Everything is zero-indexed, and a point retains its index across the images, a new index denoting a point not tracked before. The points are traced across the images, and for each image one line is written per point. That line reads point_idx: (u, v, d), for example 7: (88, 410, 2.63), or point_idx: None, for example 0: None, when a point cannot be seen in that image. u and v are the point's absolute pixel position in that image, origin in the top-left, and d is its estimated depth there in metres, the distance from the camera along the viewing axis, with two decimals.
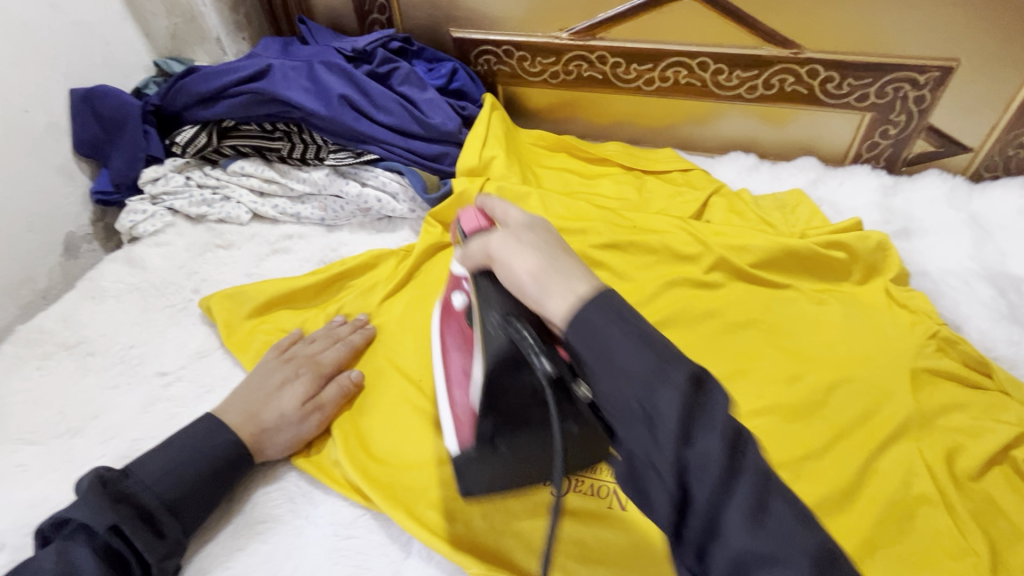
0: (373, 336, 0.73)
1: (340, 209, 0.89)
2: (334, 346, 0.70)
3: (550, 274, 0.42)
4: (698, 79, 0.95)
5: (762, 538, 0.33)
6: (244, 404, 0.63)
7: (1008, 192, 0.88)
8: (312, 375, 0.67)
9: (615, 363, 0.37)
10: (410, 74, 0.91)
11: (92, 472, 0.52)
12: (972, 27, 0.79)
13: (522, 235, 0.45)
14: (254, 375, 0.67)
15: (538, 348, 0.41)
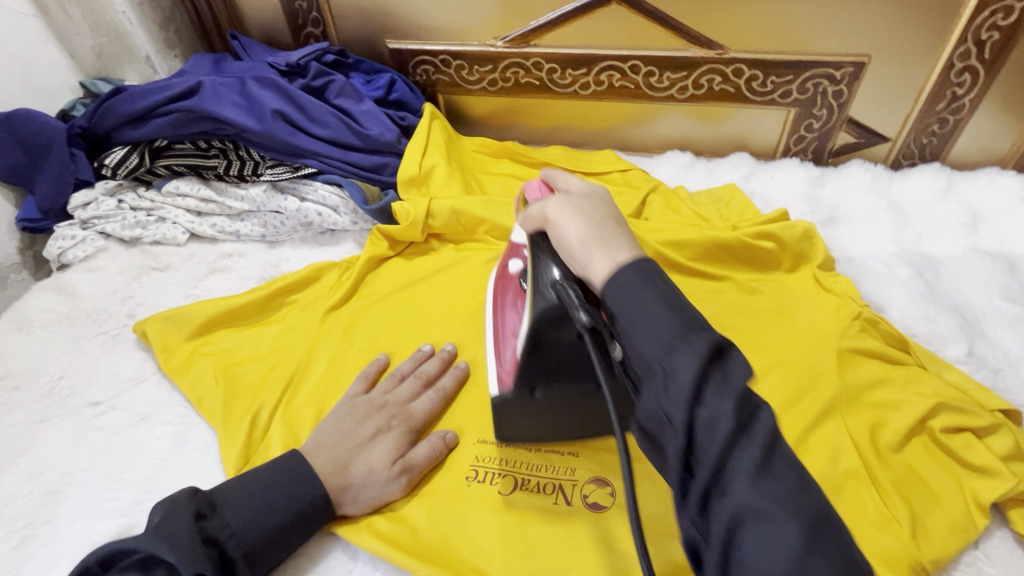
0: (463, 378, 0.68)
1: (280, 225, 0.88)
2: (426, 395, 0.65)
3: (636, 288, 0.40)
4: (631, 82, 0.97)
5: (763, 493, 0.34)
6: (332, 452, 0.59)
7: (923, 177, 0.94)
8: (404, 428, 0.62)
9: (708, 404, 0.35)
10: (346, 86, 0.91)
11: (185, 500, 0.51)
12: (878, 25, 0.84)
13: (577, 204, 0.48)
14: (335, 417, 0.62)
15: (579, 302, 0.46)
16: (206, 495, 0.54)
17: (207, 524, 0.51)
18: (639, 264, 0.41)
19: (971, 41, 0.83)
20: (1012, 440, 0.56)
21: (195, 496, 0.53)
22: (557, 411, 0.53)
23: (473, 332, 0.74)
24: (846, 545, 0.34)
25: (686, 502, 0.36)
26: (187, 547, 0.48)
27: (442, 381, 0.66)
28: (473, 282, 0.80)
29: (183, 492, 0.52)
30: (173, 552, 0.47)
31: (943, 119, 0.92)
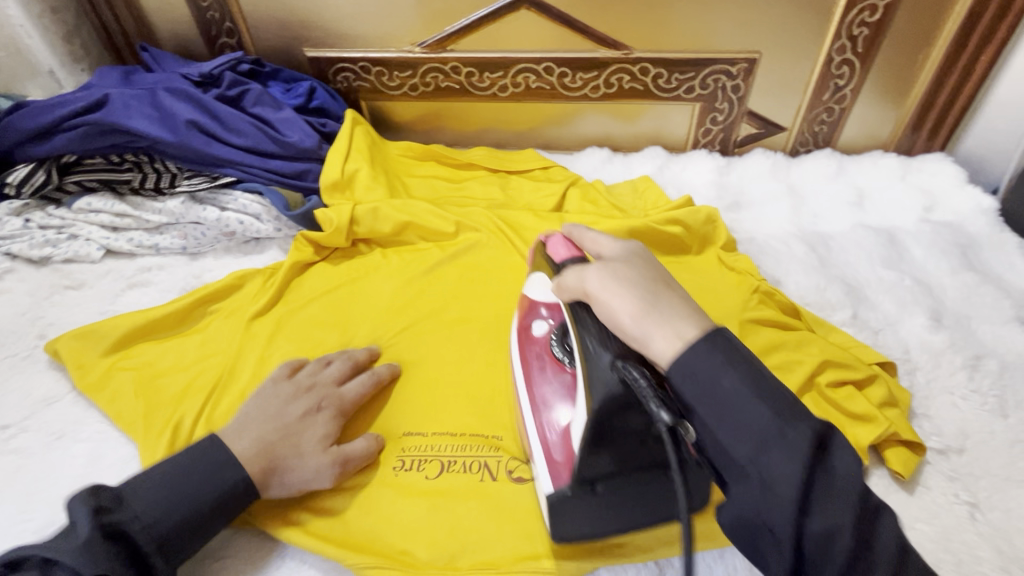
0: (397, 371, 0.70)
1: (201, 236, 0.87)
2: (358, 378, 0.67)
3: (674, 316, 0.44)
4: (547, 83, 1.02)
5: (827, 514, 0.37)
6: (258, 433, 0.58)
7: (817, 162, 1.02)
8: (332, 412, 0.62)
9: (713, 381, 0.40)
10: (263, 95, 0.91)
11: (80, 497, 0.49)
12: (764, 24, 0.92)
13: (618, 272, 0.48)
14: (262, 398, 0.62)
15: (653, 395, 0.41)
16: (109, 489, 0.51)
17: (112, 518, 0.49)
18: (713, 339, 0.42)
19: (845, 37, 0.92)
20: (885, 389, 0.63)
21: (96, 492, 0.50)
22: (566, 444, 0.52)
23: (400, 331, 0.76)
24: (854, 494, 0.38)
25: (728, 510, 0.40)
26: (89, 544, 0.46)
27: (376, 371, 0.68)
28: (401, 282, 0.82)
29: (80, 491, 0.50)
30: (77, 550, 0.46)
31: (830, 108, 1.01)
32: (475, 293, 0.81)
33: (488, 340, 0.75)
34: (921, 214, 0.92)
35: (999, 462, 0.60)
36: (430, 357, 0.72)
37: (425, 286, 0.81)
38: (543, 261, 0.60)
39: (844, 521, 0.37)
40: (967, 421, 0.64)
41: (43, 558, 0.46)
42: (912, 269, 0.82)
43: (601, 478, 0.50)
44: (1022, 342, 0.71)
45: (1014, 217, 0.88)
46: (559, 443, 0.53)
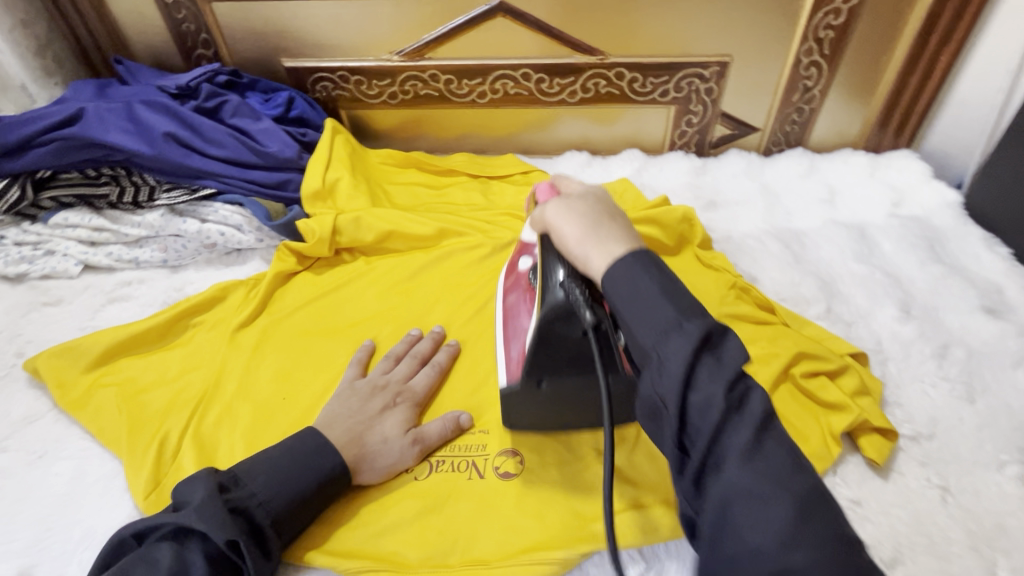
0: (457, 354, 0.73)
1: (183, 248, 0.86)
2: (423, 371, 0.70)
3: (637, 280, 0.45)
4: (525, 89, 1.03)
5: (753, 468, 0.38)
6: (347, 424, 0.61)
7: (790, 161, 1.05)
8: (409, 404, 0.66)
9: (632, 285, 0.44)
10: (241, 105, 0.91)
11: (205, 475, 0.53)
12: (734, 28, 0.94)
13: (573, 205, 0.54)
14: (342, 396, 0.65)
15: (585, 302, 0.50)
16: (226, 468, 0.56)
17: (232, 496, 0.53)
18: (639, 256, 0.46)
19: (813, 39, 0.95)
20: (858, 378, 0.65)
21: (216, 470, 0.55)
22: (521, 346, 0.60)
23: (385, 337, 0.76)
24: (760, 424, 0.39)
25: (684, 476, 0.41)
26: (210, 517, 0.50)
27: (437, 359, 0.71)
28: (390, 287, 0.82)
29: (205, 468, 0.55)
30: (195, 521, 0.49)
31: (800, 109, 1.04)
32: (462, 295, 0.81)
33: (474, 345, 0.75)
34: (889, 209, 0.95)
35: (968, 446, 0.63)
36: None
37: (409, 292, 0.82)
38: (536, 209, 0.65)
39: (787, 506, 0.36)
40: (937, 408, 0.66)
41: (168, 530, 0.50)
42: (882, 263, 0.85)
43: (547, 377, 0.57)
44: (986, 330, 0.74)
45: (977, 210, 0.92)
46: (517, 347, 0.61)
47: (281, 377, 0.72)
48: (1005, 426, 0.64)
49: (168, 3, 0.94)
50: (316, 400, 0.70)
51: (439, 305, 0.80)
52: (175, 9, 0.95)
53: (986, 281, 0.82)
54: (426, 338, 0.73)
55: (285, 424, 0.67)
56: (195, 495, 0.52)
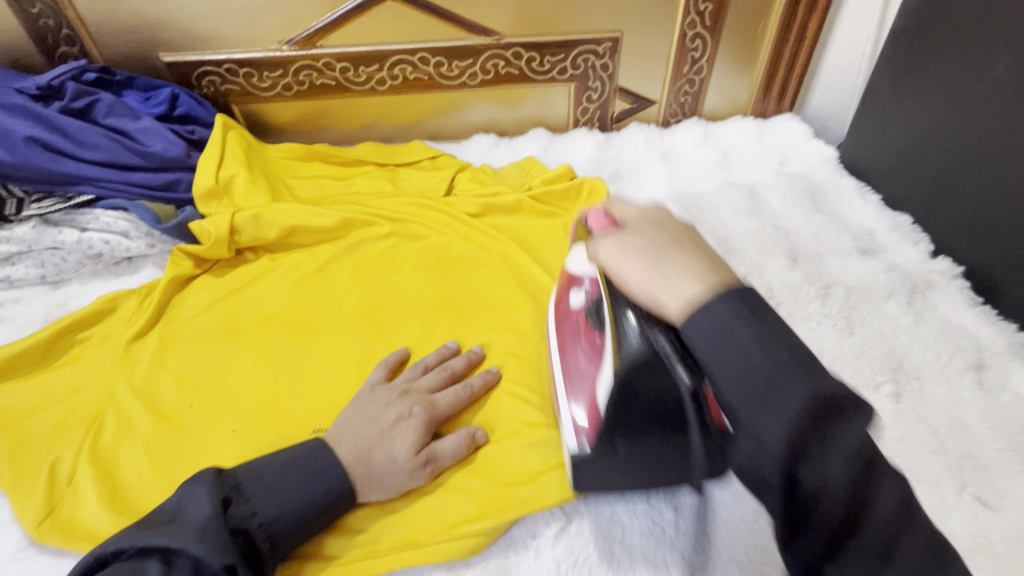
0: (494, 381, 0.67)
1: (62, 262, 0.80)
2: (451, 386, 0.65)
3: (724, 321, 0.39)
4: (424, 73, 1.02)
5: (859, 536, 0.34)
6: (356, 439, 0.58)
7: (685, 130, 1.10)
8: (427, 416, 0.61)
9: (714, 328, 0.39)
10: (116, 104, 0.84)
11: (208, 486, 0.50)
12: (622, 4, 0.97)
13: (628, 243, 0.48)
14: (359, 404, 0.61)
15: (676, 356, 0.43)
16: (229, 479, 0.52)
17: (233, 512, 0.50)
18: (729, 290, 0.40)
19: (694, 12, 0.99)
20: None
21: (220, 480, 0.51)
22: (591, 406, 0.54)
23: (296, 332, 0.74)
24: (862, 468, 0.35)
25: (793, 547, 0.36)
26: (214, 537, 0.46)
27: (470, 381, 0.66)
28: (314, 283, 0.80)
29: (208, 473, 0.51)
30: (199, 544, 0.45)
31: (691, 80, 1.09)
32: (378, 284, 0.80)
33: (390, 322, 0.76)
34: (776, 168, 1.03)
35: (850, 373, 0.69)
36: (335, 350, 0.72)
37: (318, 285, 0.79)
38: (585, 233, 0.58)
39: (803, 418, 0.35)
40: (822, 342, 0.72)
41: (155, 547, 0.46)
42: (771, 218, 0.91)
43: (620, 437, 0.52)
44: (862, 269, 0.81)
45: (851, 162, 1.00)
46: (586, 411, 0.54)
47: (184, 384, 0.68)
48: (879, 350, 0.71)
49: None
50: (225, 403, 0.66)
51: (351, 295, 0.78)
52: (29, 3, 0.87)
53: (861, 226, 0.90)
54: (462, 355, 0.69)
55: (192, 430, 0.64)
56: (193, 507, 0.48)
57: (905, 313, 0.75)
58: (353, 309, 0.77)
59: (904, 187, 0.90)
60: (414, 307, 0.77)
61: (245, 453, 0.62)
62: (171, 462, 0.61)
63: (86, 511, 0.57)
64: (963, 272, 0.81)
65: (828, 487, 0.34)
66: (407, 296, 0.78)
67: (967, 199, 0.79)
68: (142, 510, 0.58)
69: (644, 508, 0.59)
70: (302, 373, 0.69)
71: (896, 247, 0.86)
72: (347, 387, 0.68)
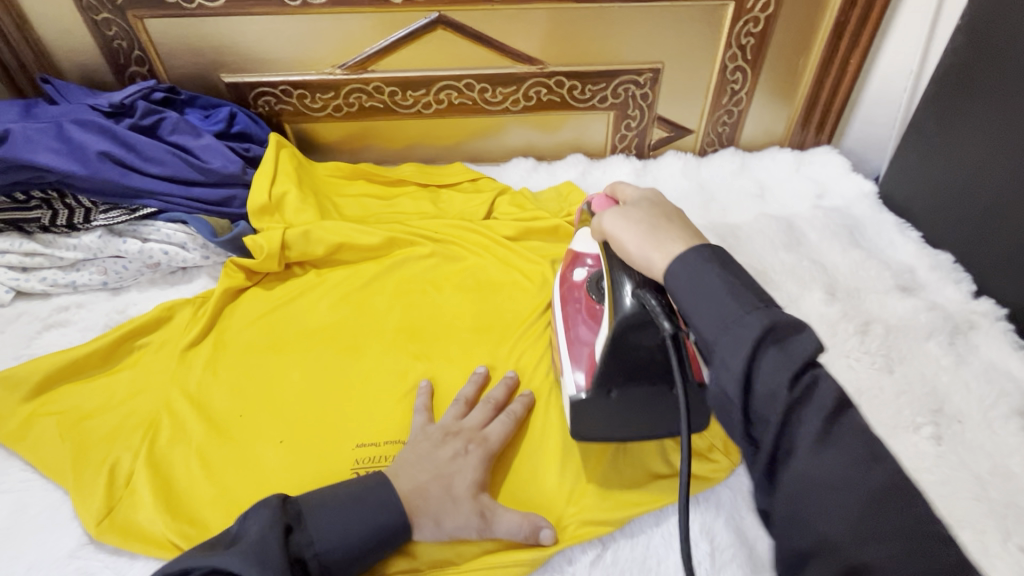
0: (531, 405, 0.68)
1: (123, 269, 0.85)
2: (499, 419, 0.65)
3: (778, 368, 0.38)
4: (469, 99, 1.05)
5: None
6: (416, 473, 0.57)
7: (722, 160, 1.11)
8: (482, 452, 0.61)
9: (771, 385, 0.38)
10: (180, 122, 0.89)
11: (273, 510, 0.51)
12: (664, 38, 1.00)
13: (629, 212, 0.52)
14: (413, 443, 0.61)
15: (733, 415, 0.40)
16: (293, 507, 0.53)
17: (294, 541, 0.50)
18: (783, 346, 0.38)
19: (735, 46, 1.01)
20: None
21: (284, 507, 0.52)
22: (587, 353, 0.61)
23: (340, 348, 0.76)
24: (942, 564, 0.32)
25: None
26: (271, 564, 0.47)
27: (511, 407, 0.66)
28: (362, 300, 0.83)
29: (272, 499, 0.53)
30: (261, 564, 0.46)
31: (729, 111, 1.10)
32: (420, 302, 0.82)
33: (431, 341, 0.78)
34: (814, 200, 1.03)
35: (889, 412, 0.69)
36: (376, 367, 0.74)
37: (362, 302, 0.82)
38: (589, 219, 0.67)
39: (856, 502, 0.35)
40: (861, 381, 0.73)
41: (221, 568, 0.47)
42: (809, 251, 0.92)
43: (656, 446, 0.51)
44: (902, 307, 0.81)
45: (890, 198, 1.00)
46: (584, 355, 0.61)
47: (235, 393, 0.71)
48: (920, 391, 0.71)
49: (96, 20, 0.92)
50: (272, 414, 0.69)
51: (394, 313, 0.81)
52: (106, 26, 0.92)
53: (900, 262, 0.90)
54: (498, 383, 0.69)
55: (242, 439, 0.67)
56: (258, 529, 0.50)
57: (947, 354, 0.75)
58: (396, 326, 0.79)
59: (946, 226, 0.89)
60: (453, 326, 0.79)
61: (291, 465, 0.64)
62: (221, 468, 0.64)
63: (143, 513, 0.60)
64: (1006, 315, 0.80)
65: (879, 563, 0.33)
66: (448, 316, 0.81)
67: (1011, 241, 0.78)
68: (194, 515, 0.61)
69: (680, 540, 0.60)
70: (346, 389, 0.72)
71: (937, 285, 0.86)
72: (388, 402, 0.70)
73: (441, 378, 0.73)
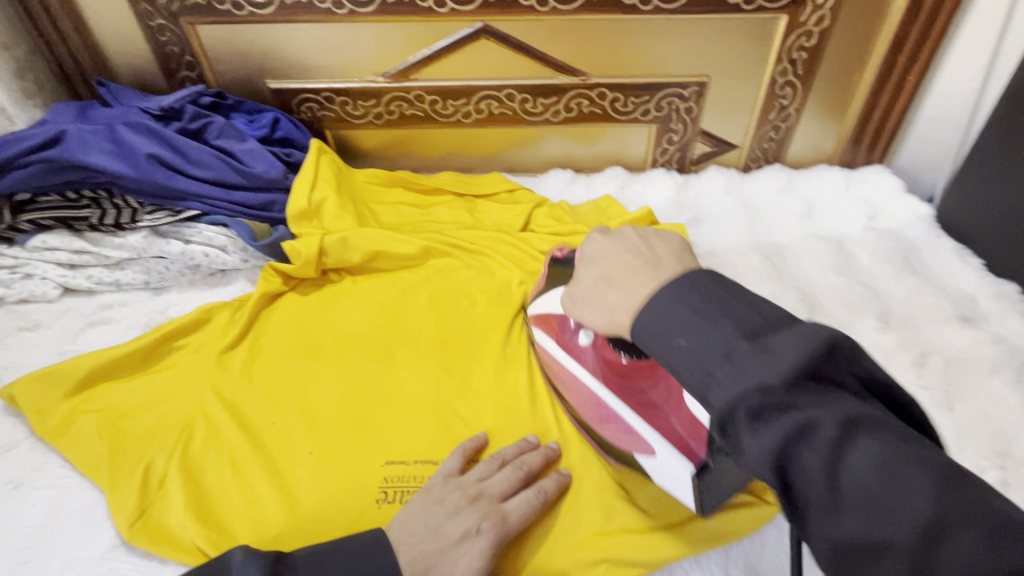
0: (566, 485, 0.61)
1: (165, 270, 0.86)
2: (524, 493, 0.58)
3: (608, 255, 0.49)
4: (509, 109, 1.05)
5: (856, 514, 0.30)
6: (417, 549, 0.51)
7: (768, 177, 1.08)
8: (496, 533, 0.54)
9: (607, 263, 0.48)
10: (226, 127, 0.90)
11: (264, 569, 0.45)
12: (712, 51, 0.97)
13: (581, 292, 0.50)
14: (424, 504, 0.55)
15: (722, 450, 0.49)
16: (287, 569, 0.47)
17: None
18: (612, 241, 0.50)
19: (786, 60, 0.98)
20: None
21: (277, 568, 0.46)
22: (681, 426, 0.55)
23: (372, 358, 0.76)
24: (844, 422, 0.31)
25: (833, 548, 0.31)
26: None
27: (544, 485, 0.60)
28: (398, 311, 0.82)
29: (269, 553, 0.47)
30: None
31: (776, 127, 1.07)
32: (453, 314, 0.81)
33: (465, 355, 0.76)
34: (865, 222, 0.99)
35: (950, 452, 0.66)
36: (408, 382, 0.73)
37: (395, 313, 0.81)
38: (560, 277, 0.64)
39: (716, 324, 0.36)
40: None
41: None
42: (860, 275, 0.87)
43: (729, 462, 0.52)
44: (963, 339, 0.76)
45: (948, 222, 0.95)
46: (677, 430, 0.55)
47: (267, 400, 0.71)
48: (984, 431, 0.67)
49: (152, 25, 0.94)
50: (304, 423, 0.68)
51: (428, 325, 0.79)
52: (160, 31, 0.95)
53: (960, 291, 0.85)
54: (537, 451, 0.63)
55: (273, 450, 0.66)
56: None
57: (1013, 392, 0.70)
58: (429, 339, 0.78)
59: (1011, 253, 0.84)
60: (486, 340, 0.78)
61: (320, 477, 0.63)
62: (250, 476, 0.64)
63: (174, 517, 0.60)
64: None
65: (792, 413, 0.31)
66: (481, 330, 0.79)
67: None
68: (224, 524, 0.60)
69: (721, 575, 0.57)
70: (377, 402, 0.70)
71: (1000, 317, 0.81)
72: (420, 419, 0.69)
73: (474, 395, 0.71)
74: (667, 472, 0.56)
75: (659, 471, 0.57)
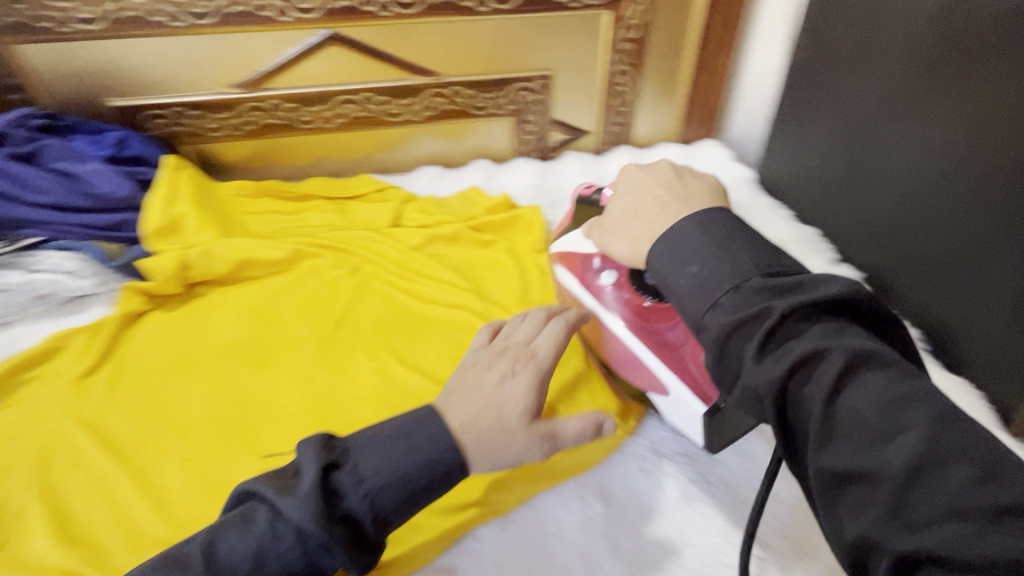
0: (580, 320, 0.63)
1: (9, 302, 0.80)
2: (549, 330, 0.60)
3: (641, 192, 0.55)
4: (369, 112, 1.08)
5: (839, 426, 0.36)
6: (464, 405, 0.52)
7: (617, 158, 1.19)
8: (533, 372, 0.55)
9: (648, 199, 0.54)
10: (64, 148, 0.88)
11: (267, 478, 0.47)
12: (550, 46, 1.06)
13: (610, 222, 0.57)
14: (464, 372, 0.56)
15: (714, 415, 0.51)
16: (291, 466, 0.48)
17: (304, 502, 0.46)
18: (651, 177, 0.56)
19: (617, 51, 1.09)
20: None
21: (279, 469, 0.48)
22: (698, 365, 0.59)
23: (246, 362, 0.76)
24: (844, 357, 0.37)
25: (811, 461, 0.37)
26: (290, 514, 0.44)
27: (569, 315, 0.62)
28: (269, 316, 0.83)
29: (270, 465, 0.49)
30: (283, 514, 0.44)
31: (619, 112, 1.19)
32: (325, 311, 0.83)
33: (339, 348, 0.79)
34: None
35: None
36: (283, 380, 0.74)
37: (268, 316, 0.82)
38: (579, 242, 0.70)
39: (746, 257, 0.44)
40: None
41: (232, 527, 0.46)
42: None
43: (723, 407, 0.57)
44: None
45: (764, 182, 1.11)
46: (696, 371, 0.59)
47: (135, 418, 0.70)
48: None
49: None
50: (177, 434, 0.68)
51: (301, 326, 0.81)
52: None
53: (774, 238, 1.00)
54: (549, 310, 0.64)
55: (144, 464, 0.66)
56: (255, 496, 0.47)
57: None
58: (302, 338, 0.79)
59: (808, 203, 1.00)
60: (361, 333, 0.81)
61: (195, 480, 0.64)
62: (118, 493, 0.63)
63: (36, 544, 0.58)
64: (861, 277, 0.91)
65: (804, 348, 0.38)
66: (354, 323, 0.82)
67: (899, 196, 0.82)
68: (94, 543, 0.59)
69: (578, 503, 0.63)
70: (252, 402, 0.72)
71: (805, 256, 0.96)
72: (296, 413, 0.71)
73: (349, 383, 0.74)
74: (680, 407, 0.61)
75: (673, 407, 0.63)
